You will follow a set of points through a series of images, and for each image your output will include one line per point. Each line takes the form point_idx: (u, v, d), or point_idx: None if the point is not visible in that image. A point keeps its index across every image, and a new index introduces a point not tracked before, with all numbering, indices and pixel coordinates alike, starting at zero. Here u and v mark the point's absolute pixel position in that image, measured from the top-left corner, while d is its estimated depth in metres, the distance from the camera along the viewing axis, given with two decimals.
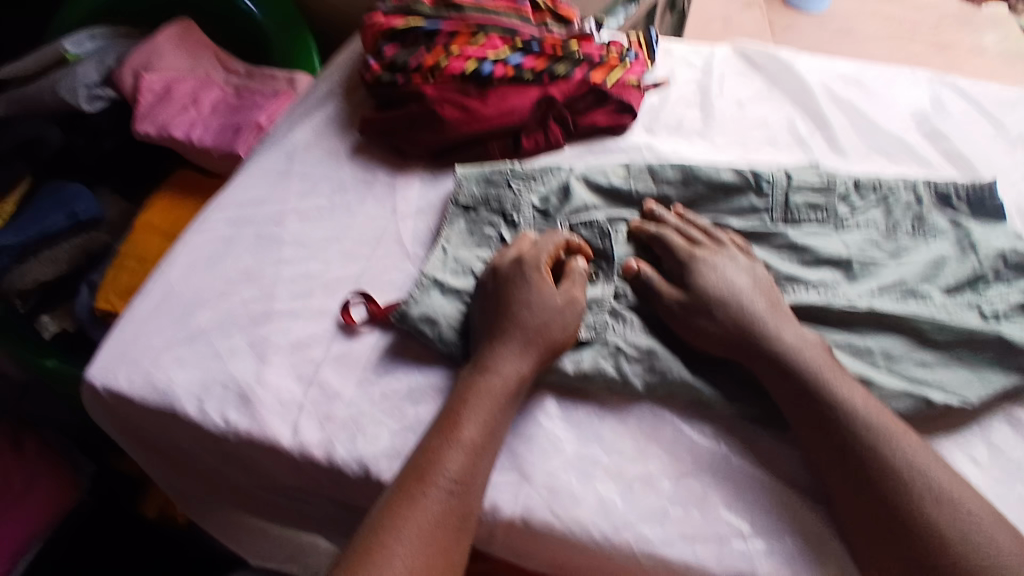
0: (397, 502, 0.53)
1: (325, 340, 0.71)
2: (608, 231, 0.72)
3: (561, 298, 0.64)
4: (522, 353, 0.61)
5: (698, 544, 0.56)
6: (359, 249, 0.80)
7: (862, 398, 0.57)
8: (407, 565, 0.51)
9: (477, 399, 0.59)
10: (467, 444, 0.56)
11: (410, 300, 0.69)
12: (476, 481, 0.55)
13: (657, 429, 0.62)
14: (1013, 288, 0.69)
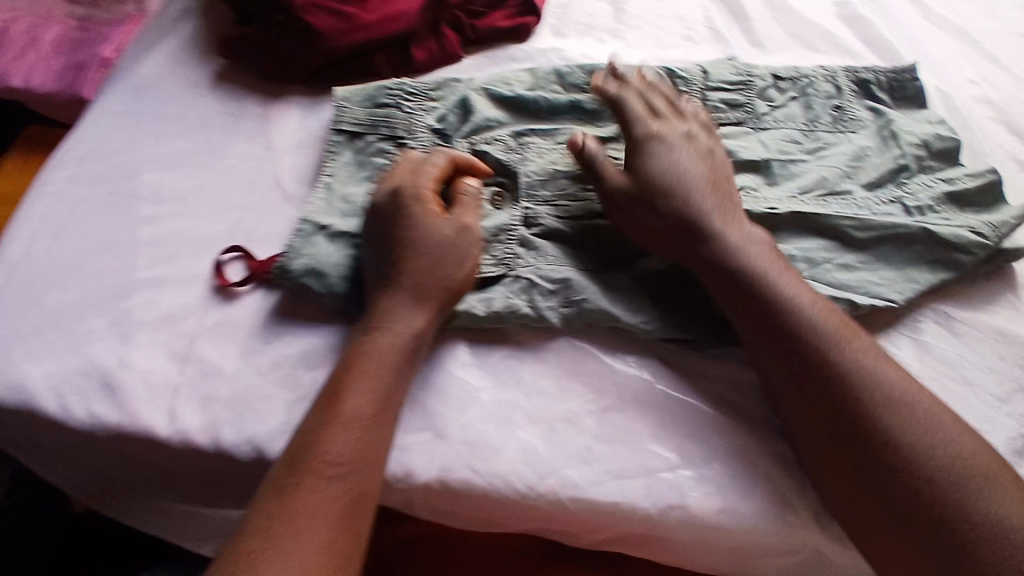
0: (272, 498, 0.46)
1: (199, 309, 0.64)
2: (514, 148, 0.64)
3: (452, 228, 0.56)
4: (415, 302, 0.54)
5: (625, 480, 0.52)
6: (230, 200, 0.72)
7: (806, 296, 0.53)
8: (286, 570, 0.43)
9: (365, 361, 0.52)
10: (353, 413, 0.50)
11: (289, 251, 0.60)
12: (367, 460, 0.49)
13: (578, 364, 0.57)
14: (936, 178, 0.66)
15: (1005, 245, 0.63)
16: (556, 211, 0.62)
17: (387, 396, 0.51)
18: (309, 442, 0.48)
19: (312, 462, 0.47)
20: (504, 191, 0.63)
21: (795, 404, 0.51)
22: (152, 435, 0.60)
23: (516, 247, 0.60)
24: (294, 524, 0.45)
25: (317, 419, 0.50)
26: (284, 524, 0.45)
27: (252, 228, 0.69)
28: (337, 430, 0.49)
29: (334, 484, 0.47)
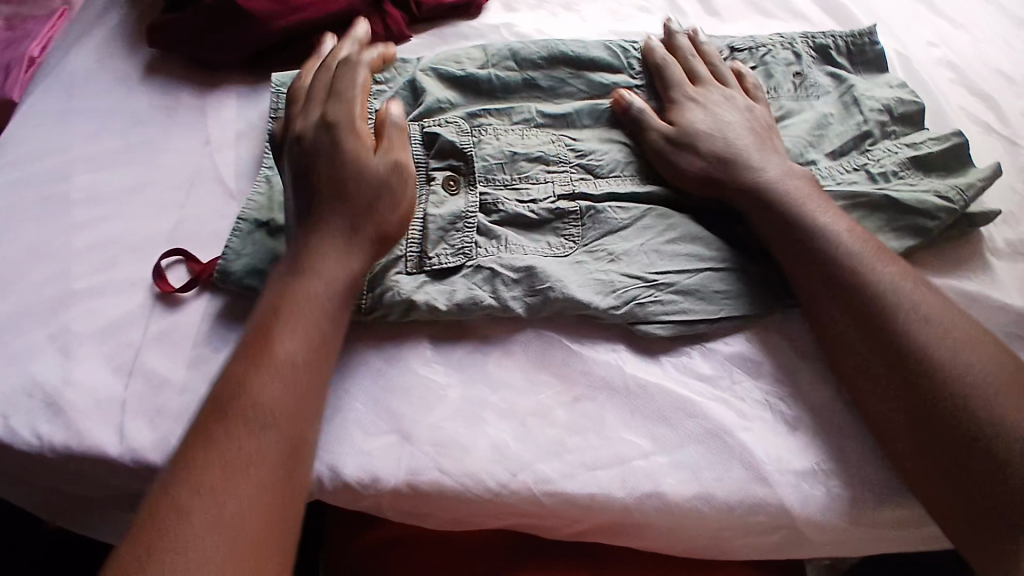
0: (193, 450, 0.44)
1: (142, 317, 0.60)
2: (470, 130, 0.62)
3: (384, 162, 0.54)
4: (344, 248, 0.52)
5: (599, 471, 0.51)
6: (171, 198, 0.67)
7: (838, 220, 0.56)
8: (214, 524, 0.41)
9: (281, 313, 0.49)
10: (270, 368, 0.46)
11: (228, 253, 0.59)
12: (299, 410, 0.46)
13: (546, 354, 0.55)
14: (900, 144, 0.65)
15: (971, 210, 0.62)
16: (517, 196, 0.59)
17: (309, 344, 0.48)
18: (219, 403, 0.46)
19: (222, 425, 0.44)
20: (458, 175, 0.60)
21: (825, 318, 0.53)
22: (97, 455, 0.55)
23: (477, 235, 0.58)
24: (201, 487, 0.42)
25: (227, 384, 0.46)
26: (208, 476, 0.42)
27: (196, 228, 0.65)
28: (254, 386, 0.46)
29: (265, 437, 0.45)
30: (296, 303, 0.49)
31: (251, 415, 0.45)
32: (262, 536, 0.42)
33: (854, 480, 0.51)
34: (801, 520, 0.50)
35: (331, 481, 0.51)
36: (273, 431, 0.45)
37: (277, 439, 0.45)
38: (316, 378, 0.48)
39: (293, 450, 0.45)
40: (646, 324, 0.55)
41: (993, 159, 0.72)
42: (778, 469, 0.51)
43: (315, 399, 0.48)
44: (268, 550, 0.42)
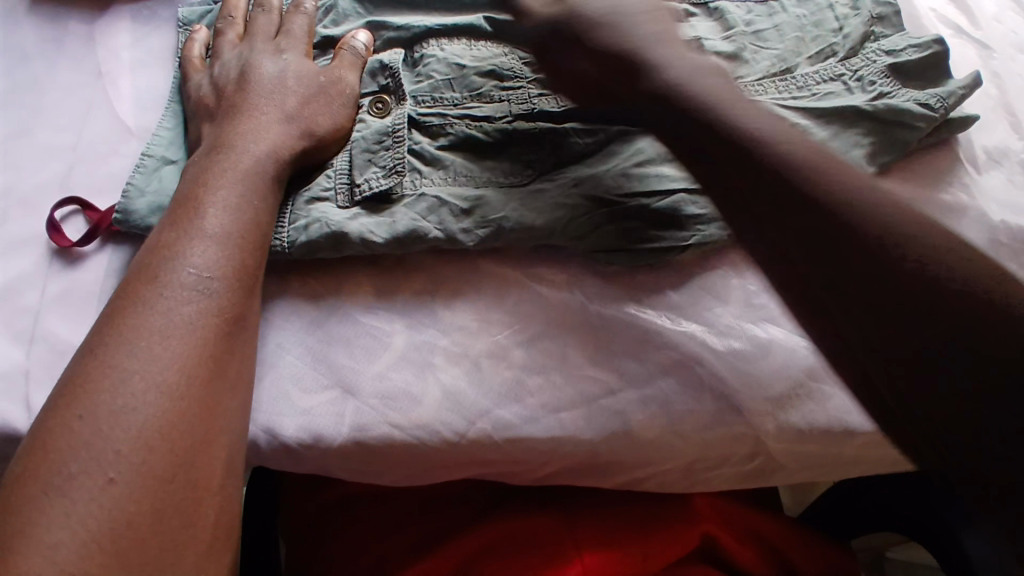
0: (66, 409, 0.37)
1: (39, 278, 0.52)
2: (413, 54, 0.56)
3: (324, 75, 0.53)
4: (244, 190, 0.46)
5: (562, 412, 0.47)
6: (63, 140, 0.58)
7: (772, 123, 0.42)
8: (90, 496, 0.35)
9: (197, 200, 0.45)
10: (191, 254, 0.43)
11: (129, 192, 0.50)
12: (199, 356, 0.40)
13: (501, 290, 0.50)
14: (882, 51, 0.59)
15: (952, 114, 0.57)
16: (463, 115, 0.52)
17: (234, 230, 0.45)
18: (129, 299, 0.41)
19: (136, 318, 0.40)
20: (387, 96, 0.54)
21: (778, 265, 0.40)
22: (0, 432, 0.48)
23: (419, 165, 0.51)
24: (96, 405, 0.37)
25: (138, 274, 0.42)
26: (80, 439, 0.36)
27: (96, 172, 0.56)
28: (173, 274, 0.42)
29: (157, 386, 0.38)
30: (215, 189, 0.46)
31: (171, 302, 0.41)
32: (206, 420, 0.39)
33: (831, 403, 0.48)
34: (776, 445, 0.48)
35: (268, 443, 0.46)
36: (203, 315, 0.41)
37: (209, 324, 0.41)
38: (251, 264, 0.45)
39: (231, 336, 0.42)
40: (609, 252, 0.50)
41: (970, 65, 0.67)
42: (749, 395, 0.48)
43: (253, 283, 0.45)
44: (212, 438, 0.39)
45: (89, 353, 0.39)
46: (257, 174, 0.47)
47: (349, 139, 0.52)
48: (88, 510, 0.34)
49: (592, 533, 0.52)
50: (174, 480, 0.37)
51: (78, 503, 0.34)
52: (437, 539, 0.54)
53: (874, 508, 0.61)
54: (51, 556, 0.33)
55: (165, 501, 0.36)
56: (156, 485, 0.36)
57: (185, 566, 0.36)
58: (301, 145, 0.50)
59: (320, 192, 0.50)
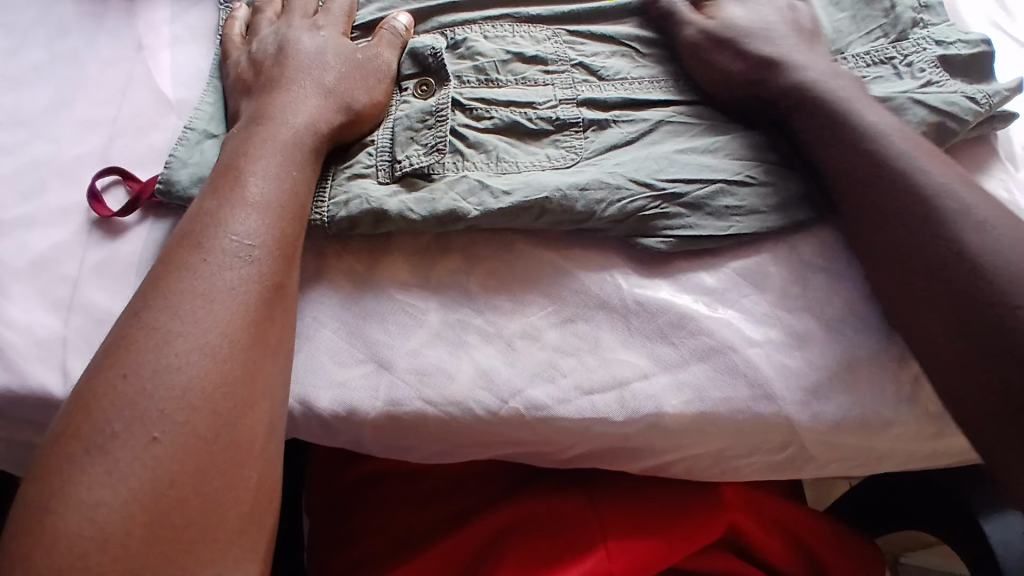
0: (111, 366, 0.38)
1: (78, 246, 0.53)
2: (454, 35, 0.55)
3: (362, 53, 0.53)
4: (285, 164, 0.47)
5: (596, 395, 0.47)
6: (104, 113, 0.59)
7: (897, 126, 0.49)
8: (133, 451, 0.35)
9: (238, 170, 0.46)
10: (238, 221, 0.43)
11: (171, 163, 0.51)
12: (242, 324, 0.40)
13: (536, 271, 0.50)
14: (931, 36, 0.58)
15: (994, 111, 0.56)
16: (508, 100, 0.52)
17: (276, 201, 0.45)
18: (174, 262, 0.42)
19: (180, 281, 0.41)
20: (429, 78, 0.54)
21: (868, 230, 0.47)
22: (36, 397, 0.49)
23: (461, 147, 0.50)
24: (141, 366, 0.37)
25: (180, 241, 0.43)
26: (125, 397, 0.37)
27: (135, 145, 0.57)
28: (215, 241, 0.42)
29: (202, 350, 0.39)
30: (256, 160, 0.46)
31: (215, 268, 0.41)
32: (248, 383, 0.39)
33: (867, 394, 0.48)
34: (810, 436, 0.48)
35: (302, 415, 0.46)
36: (247, 282, 0.42)
37: (253, 291, 0.42)
38: (292, 234, 0.45)
39: (272, 303, 0.42)
40: (648, 237, 0.50)
41: (1011, 64, 0.66)
42: (783, 383, 0.47)
43: (294, 252, 0.45)
44: (253, 402, 0.39)
45: (132, 316, 0.40)
46: (297, 148, 0.48)
47: (389, 118, 0.52)
48: (129, 467, 0.35)
49: (616, 518, 0.52)
50: (216, 441, 0.37)
51: (122, 461, 0.35)
52: (462, 518, 0.54)
53: (897, 503, 0.61)
54: (94, 513, 0.34)
55: (205, 462, 0.36)
56: (197, 446, 0.36)
57: (225, 529, 0.36)
58: (339, 121, 0.50)
59: (360, 169, 0.50)
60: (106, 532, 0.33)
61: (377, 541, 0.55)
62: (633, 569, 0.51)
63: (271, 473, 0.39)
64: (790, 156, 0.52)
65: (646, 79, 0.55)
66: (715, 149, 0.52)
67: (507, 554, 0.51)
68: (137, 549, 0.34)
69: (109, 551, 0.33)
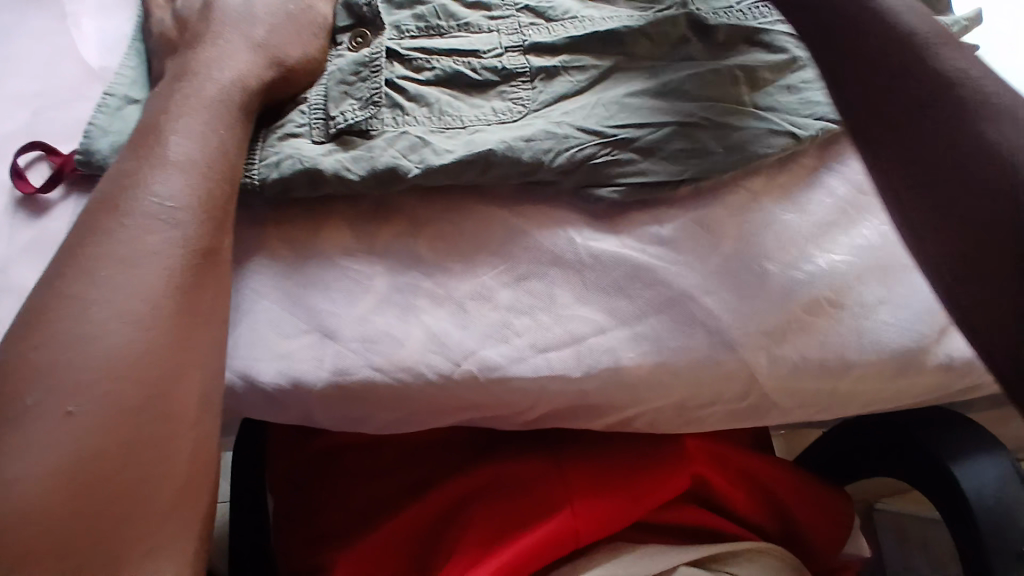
0: (25, 338, 0.36)
1: (2, 224, 0.49)
2: None
3: (294, 7, 0.51)
4: (210, 123, 0.44)
5: (551, 352, 0.45)
6: (25, 86, 0.55)
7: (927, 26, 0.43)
8: (51, 427, 0.34)
9: (158, 130, 0.43)
10: (159, 183, 0.41)
11: (91, 130, 0.48)
12: (167, 291, 0.38)
13: (485, 228, 0.48)
14: None
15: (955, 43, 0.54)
16: (450, 49, 0.50)
17: (202, 160, 0.42)
18: (90, 228, 0.39)
19: (97, 247, 0.38)
20: (365, 30, 0.51)
21: (876, 122, 0.41)
22: None
23: (400, 100, 0.48)
24: (58, 338, 0.35)
25: (96, 205, 0.40)
26: (41, 371, 0.35)
27: (60, 117, 0.53)
28: (134, 203, 0.40)
29: (123, 320, 0.37)
30: (177, 118, 0.43)
31: (134, 231, 0.39)
32: (175, 354, 0.37)
33: (826, 338, 0.47)
34: (770, 383, 0.47)
35: (245, 388, 0.45)
36: (170, 247, 0.39)
37: (178, 256, 0.39)
38: (222, 198, 0.43)
39: (202, 270, 0.40)
40: (601, 187, 0.48)
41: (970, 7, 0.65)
42: (743, 330, 0.46)
43: (225, 216, 0.43)
44: (182, 373, 0.37)
45: (45, 286, 0.37)
46: (224, 105, 0.45)
47: (323, 73, 0.50)
48: (45, 443, 0.33)
49: (581, 475, 0.51)
50: (141, 415, 0.35)
51: (37, 437, 0.33)
52: (426, 485, 0.53)
53: (870, 452, 0.61)
54: (9, 492, 0.32)
55: (129, 436, 0.35)
56: (119, 420, 0.35)
57: (156, 506, 0.35)
58: (268, 76, 0.47)
59: (293, 128, 0.47)
60: (22, 511, 0.32)
61: (339, 515, 0.54)
62: (602, 527, 0.50)
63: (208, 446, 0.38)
64: (749, 94, 0.50)
65: (591, 20, 0.51)
66: (668, 91, 0.49)
67: (472, 521, 0.50)
68: (57, 529, 0.32)
69: (26, 530, 0.32)
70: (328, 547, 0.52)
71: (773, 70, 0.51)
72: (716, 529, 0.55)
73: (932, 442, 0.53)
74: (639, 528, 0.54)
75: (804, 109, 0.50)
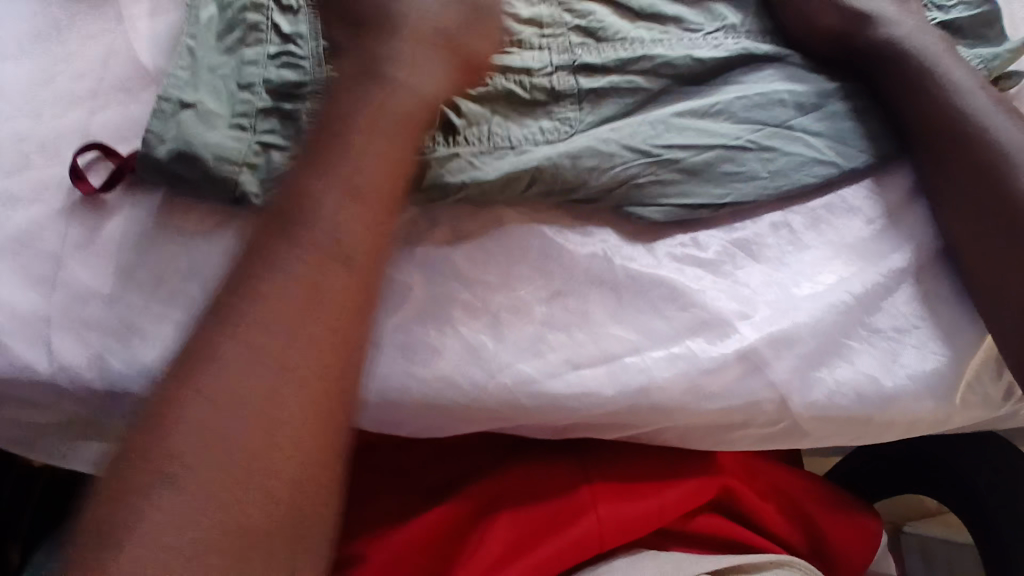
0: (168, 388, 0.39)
1: (60, 222, 0.51)
2: None
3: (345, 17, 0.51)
4: (329, 180, 0.44)
5: (583, 369, 0.46)
6: (83, 88, 0.56)
7: (965, 160, 0.50)
8: (205, 471, 0.37)
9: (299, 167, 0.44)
10: (314, 228, 0.42)
11: (151, 135, 0.49)
12: (316, 363, 0.40)
13: (524, 241, 0.49)
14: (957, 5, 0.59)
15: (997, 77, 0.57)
16: (505, 69, 0.51)
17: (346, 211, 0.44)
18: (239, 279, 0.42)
19: (260, 301, 0.41)
20: None
21: (961, 234, 0.49)
22: (24, 375, 0.48)
23: (453, 120, 0.49)
24: (226, 389, 0.39)
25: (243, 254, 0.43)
26: (207, 422, 0.38)
27: (116, 118, 0.55)
28: (287, 261, 0.42)
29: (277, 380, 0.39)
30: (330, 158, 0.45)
31: (287, 276, 0.42)
32: (314, 421, 0.39)
33: (862, 363, 0.48)
34: (802, 412, 0.47)
35: None
36: (318, 308, 0.41)
37: (325, 318, 0.41)
38: (366, 254, 0.43)
39: (336, 319, 0.41)
40: (642, 206, 0.49)
41: None
42: (777, 356, 0.47)
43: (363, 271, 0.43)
44: (321, 435, 0.40)
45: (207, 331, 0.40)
46: (380, 140, 0.45)
47: None
48: (205, 481, 0.37)
49: (608, 479, 0.52)
50: (281, 472, 0.38)
51: (184, 469, 0.37)
52: (460, 481, 0.55)
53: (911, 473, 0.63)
54: (165, 523, 0.36)
55: (267, 488, 0.38)
56: (256, 458, 0.38)
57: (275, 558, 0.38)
58: (330, 94, 0.47)
59: None
60: (162, 537, 0.36)
61: (370, 509, 0.54)
62: (625, 533, 0.51)
63: (321, 494, 0.39)
64: (798, 118, 0.51)
65: (647, 41, 0.52)
66: (717, 112, 0.51)
67: (500, 522, 0.51)
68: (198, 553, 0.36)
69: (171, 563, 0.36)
70: (362, 532, 0.53)
71: (820, 96, 0.52)
72: (742, 538, 0.56)
73: (968, 469, 0.56)
74: (664, 536, 0.55)
75: (833, 146, 0.51)
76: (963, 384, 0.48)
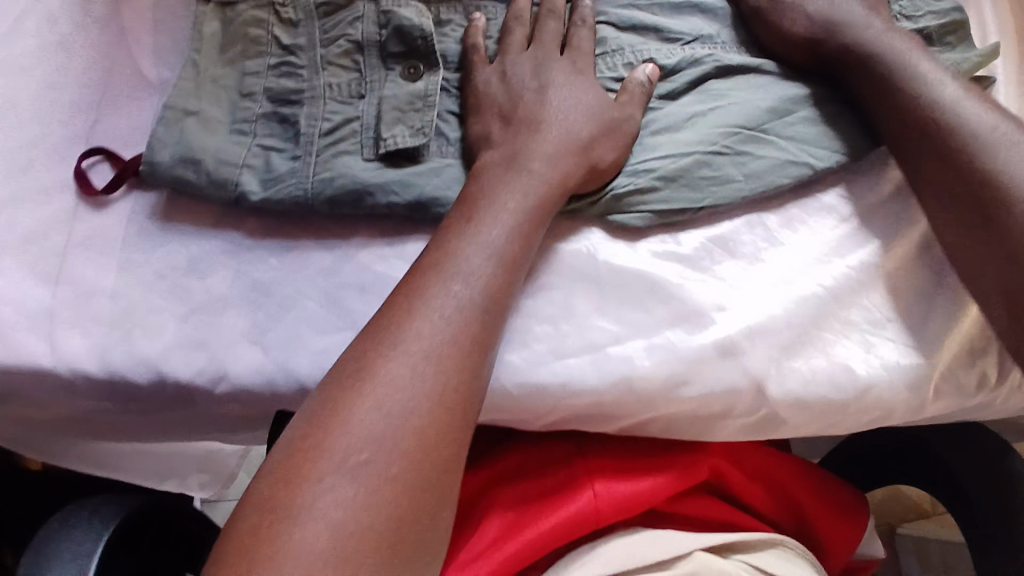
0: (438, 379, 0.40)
1: (65, 222, 0.53)
2: (441, 19, 0.56)
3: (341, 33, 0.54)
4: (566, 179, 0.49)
5: (569, 359, 0.48)
6: (87, 95, 0.58)
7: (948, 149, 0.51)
8: (355, 507, 0.36)
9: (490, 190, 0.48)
10: (459, 269, 0.44)
11: (154, 141, 0.52)
12: (455, 403, 0.40)
13: None
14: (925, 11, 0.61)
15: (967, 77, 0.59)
16: (491, 78, 0.53)
17: (514, 224, 0.46)
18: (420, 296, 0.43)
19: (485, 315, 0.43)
20: (418, 60, 0.54)
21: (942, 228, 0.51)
22: (24, 369, 0.49)
23: (446, 130, 0.53)
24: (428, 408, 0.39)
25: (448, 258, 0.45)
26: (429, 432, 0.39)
27: (121, 127, 0.58)
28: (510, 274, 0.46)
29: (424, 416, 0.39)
30: (508, 184, 0.48)
31: (461, 293, 0.43)
32: (452, 463, 0.39)
33: (835, 351, 0.50)
34: (779, 400, 0.49)
35: (283, 380, 0.48)
36: (460, 343, 0.42)
37: (467, 353, 0.42)
38: (496, 295, 0.45)
39: (473, 356, 0.42)
40: (624, 213, 0.51)
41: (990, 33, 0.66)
42: (753, 344, 0.49)
43: (510, 290, 0.45)
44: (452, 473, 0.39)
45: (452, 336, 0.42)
46: (529, 180, 0.48)
47: (377, 95, 0.53)
48: (352, 519, 0.35)
49: (600, 462, 0.53)
50: (421, 509, 0.37)
51: (364, 470, 0.37)
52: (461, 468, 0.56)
53: (903, 463, 0.64)
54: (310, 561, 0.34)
55: (409, 528, 0.36)
56: (396, 496, 0.37)
57: None
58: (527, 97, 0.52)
59: (345, 146, 0.52)
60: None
61: None
62: (619, 514, 0.52)
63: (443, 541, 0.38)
64: (771, 123, 0.54)
65: (625, 48, 0.57)
66: (692, 122, 0.54)
67: (494, 505, 0.52)
68: None
69: None
70: None
71: (792, 103, 0.55)
72: (730, 519, 0.56)
73: (957, 462, 0.57)
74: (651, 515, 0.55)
75: (807, 151, 0.54)
76: (935, 370, 0.50)
